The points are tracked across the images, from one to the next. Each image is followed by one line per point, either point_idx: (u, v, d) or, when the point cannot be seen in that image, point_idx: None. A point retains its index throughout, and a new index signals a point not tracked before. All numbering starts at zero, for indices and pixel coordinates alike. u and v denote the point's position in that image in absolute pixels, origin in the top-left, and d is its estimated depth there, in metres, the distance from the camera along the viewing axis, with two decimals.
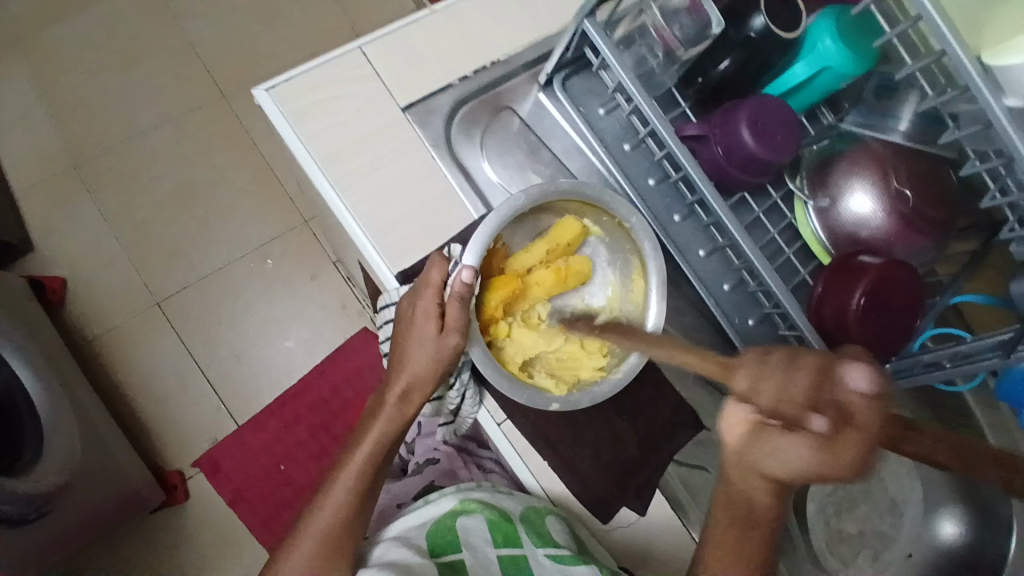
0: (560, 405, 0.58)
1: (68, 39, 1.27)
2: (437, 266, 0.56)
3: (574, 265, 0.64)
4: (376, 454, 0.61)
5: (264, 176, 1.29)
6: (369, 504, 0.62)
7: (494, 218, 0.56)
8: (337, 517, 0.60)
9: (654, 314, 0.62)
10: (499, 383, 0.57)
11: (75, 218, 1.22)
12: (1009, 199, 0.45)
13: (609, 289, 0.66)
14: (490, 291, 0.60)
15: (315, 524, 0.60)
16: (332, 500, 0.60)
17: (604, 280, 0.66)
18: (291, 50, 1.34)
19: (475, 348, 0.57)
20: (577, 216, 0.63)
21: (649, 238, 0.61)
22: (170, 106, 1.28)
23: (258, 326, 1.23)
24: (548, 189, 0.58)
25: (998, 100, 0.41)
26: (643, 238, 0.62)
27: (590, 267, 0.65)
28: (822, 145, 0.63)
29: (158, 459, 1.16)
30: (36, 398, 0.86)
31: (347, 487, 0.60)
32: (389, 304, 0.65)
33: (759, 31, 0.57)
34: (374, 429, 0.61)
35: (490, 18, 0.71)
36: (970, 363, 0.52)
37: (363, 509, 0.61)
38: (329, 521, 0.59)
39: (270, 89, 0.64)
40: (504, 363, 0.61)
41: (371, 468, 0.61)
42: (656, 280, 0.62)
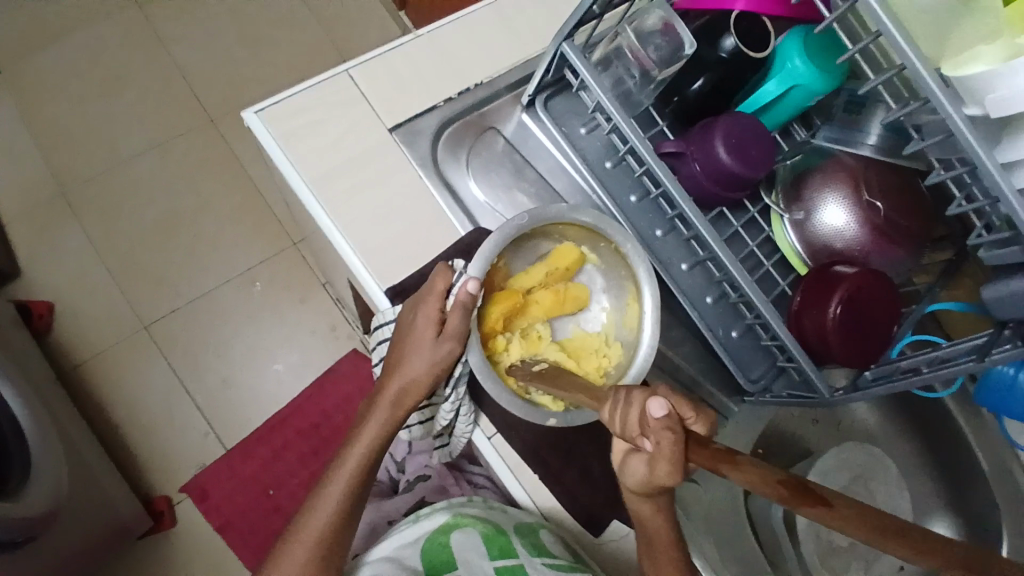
0: (557, 420, 0.58)
1: (58, 69, 1.30)
2: (442, 275, 0.57)
3: (572, 290, 0.64)
4: (360, 471, 0.61)
5: (253, 200, 1.31)
6: (355, 522, 0.61)
7: (494, 237, 0.58)
8: (322, 537, 0.58)
9: (648, 333, 0.61)
10: (497, 393, 0.57)
11: (62, 242, 1.23)
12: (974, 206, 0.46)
13: (605, 315, 0.66)
14: (491, 304, 0.60)
15: (298, 545, 0.58)
16: (319, 512, 0.59)
17: (599, 307, 0.66)
18: (279, 77, 1.38)
19: (474, 354, 0.57)
20: (575, 243, 0.65)
21: (643, 262, 0.62)
22: (158, 132, 1.31)
23: (247, 348, 1.23)
24: (547, 211, 0.60)
25: (958, 111, 0.42)
26: (636, 260, 0.62)
27: (588, 294, 0.65)
28: (795, 161, 0.65)
29: (146, 486, 1.15)
30: (24, 426, 0.86)
31: (335, 500, 0.60)
32: (384, 325, 0.65)
33: (730, 51, 0.59)
34: (361, 446, 0.61)
35: (472, 42, 0.73)
36: (948, 366, 0.52)
37: (348, 526, 0.60)
38: (312, 541, 0.58)
39: (259, 112, 0.65)
40: (503, 378, 0.60)
41: (359, 487, 0.61)
42: (650, 301, 0.61)
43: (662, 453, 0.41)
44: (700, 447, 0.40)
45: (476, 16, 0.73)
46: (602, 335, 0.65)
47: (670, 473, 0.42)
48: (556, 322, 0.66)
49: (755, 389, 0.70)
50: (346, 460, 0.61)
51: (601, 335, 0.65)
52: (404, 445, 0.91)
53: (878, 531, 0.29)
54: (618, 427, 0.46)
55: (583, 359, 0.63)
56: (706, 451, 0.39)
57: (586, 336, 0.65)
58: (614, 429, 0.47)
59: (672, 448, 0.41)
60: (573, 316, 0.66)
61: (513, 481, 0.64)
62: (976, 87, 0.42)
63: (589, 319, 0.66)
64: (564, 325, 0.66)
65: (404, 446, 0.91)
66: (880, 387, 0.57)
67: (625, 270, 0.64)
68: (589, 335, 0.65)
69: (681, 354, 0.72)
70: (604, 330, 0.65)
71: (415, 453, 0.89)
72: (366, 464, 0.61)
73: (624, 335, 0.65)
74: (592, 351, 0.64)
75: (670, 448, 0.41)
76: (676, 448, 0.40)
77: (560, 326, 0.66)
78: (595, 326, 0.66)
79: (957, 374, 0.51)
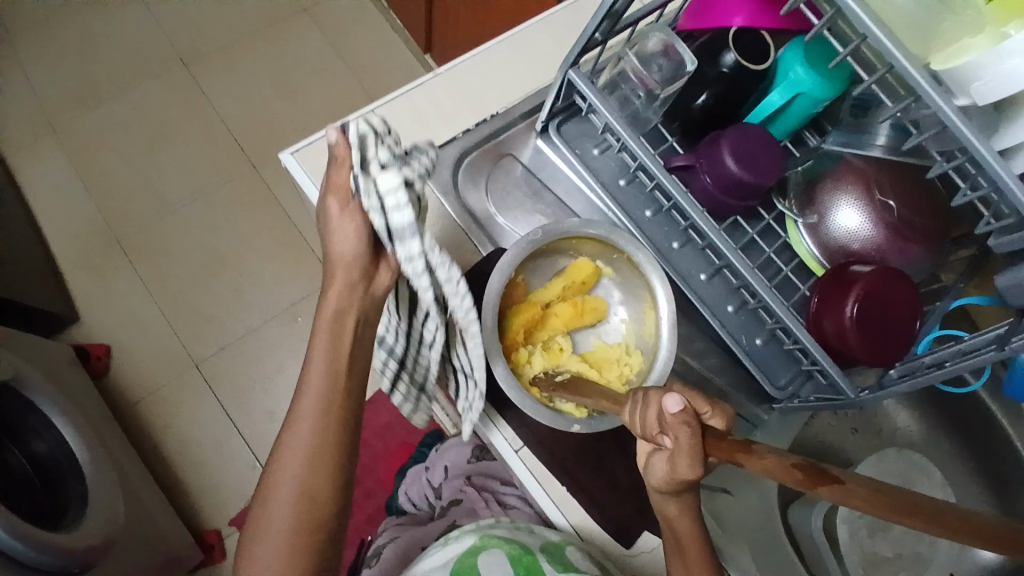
0: (580, 426, 0.60)
1: (118, 133, 1.45)
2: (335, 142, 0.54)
3: (590, 302, 0.66)
4: (323, 387, 0.55)
5: (292, 238, 1.40)
6: (336, 460, 0.55)
7: (511, 251, 0.61)
8: (304, 493, 0.53)
9: (666, 341, 0.63)
10: (521, 401, 0.59)
11: (117, 289, 1.33)
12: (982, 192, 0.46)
13: (624, 326, 0.68)
14: (510, 317, 0.63)
15: (275, 496, 0.53)
16: (296, 439, 0.54)
17: (618, 319, 0.68)
18: (312, 123, 1.49)
19: (497, 367, 0.60)
20: (591, 258, 0.67)
21: (656, 273, 0.63)
22: (204, 183, 1.42)
23: (289, 383, 1.30)
24: (557, 228, 0.63)
25: (947, 102, 0.44)
26: (650, 270, 0.64)
27: (607, 306, 0.67)
28: (806, 166, 0.67)
29: (196, 519, 1.20)
30: (81, 459, 0.93)
31: (308, 424, 0.54)
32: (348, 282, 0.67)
33: (731, 65, 0.61)
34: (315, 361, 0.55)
35: (487, 76, 0.77)
36: (971, 358, 0.51)
37: (332, 450, 0.55)
38: (294, 478, 0.53)
39: (294, 153, 0.71)
40: (527, 388, 0.63)
41: (329, 422, 0.55)
42: (666, 313, 0.63)
43: (682, 448, 0.42)
44: (718, 440, 0.41)
45: (490, 52, 0.78)
46: (622, 345, 0.67)
47: (691, 466, 0.43)
48: (577, 335, 0.68)
49: (782, 396, 0.69)
50: (304, 395, 0.55)
51: (621, 345, 0.67)
52: (441, 471, 0.93)
53: (893, 511, 0.29)
54: (639, 429, 0.48)
55: (605, 368, 0.65)
56: (723, 445, 0.40)
57: (607, 347, 0.67)
58: (636, 431, 0.48)
59: (690, 442, 0.42)
60: (594, 329, 0.68)
61: (544, 494, 0.65)
62: (964, 77, 0.45)
63: (610, 331, 0.68)
64: (585, 337, 0.68)
65: (442, 472, 0.93)
66: (905, 384, 0.56)
67: (641, 283, 0.66)
68: (609, 346, 0.67)
69: (707, 365, 0.72)
70: (624, 340, 0.67)
71: (451, 477, 0.91)
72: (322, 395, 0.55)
73: (645, 343, 0.66)
74: (613, 360, 0.66)
75: (688, 443, 0.42)
76: (693, 442, 0.42)
77: (581, 339, 0.68)
78: (616, 337, 0.68)
79: (983, 364, 0.51)
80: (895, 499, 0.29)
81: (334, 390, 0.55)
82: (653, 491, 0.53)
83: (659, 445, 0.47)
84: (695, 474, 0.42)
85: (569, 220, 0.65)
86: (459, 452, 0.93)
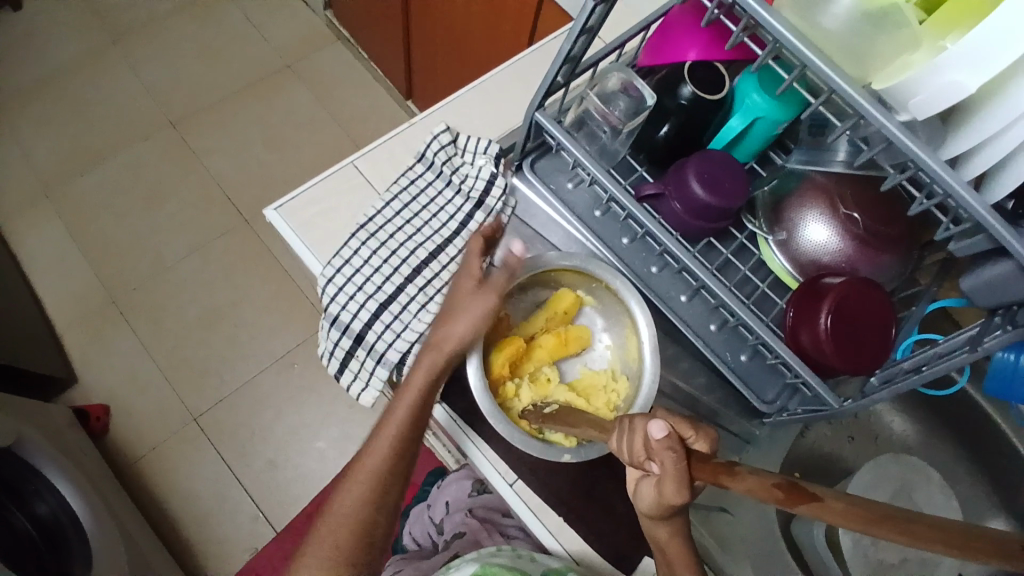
0: (572, 456, 0.61)
1: (111, 194, 1.48)
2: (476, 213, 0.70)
3: (574, 332, 0.68)
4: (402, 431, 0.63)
5: (287, 288, 1.42)
6: (394, 493, 0.63)
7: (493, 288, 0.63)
8: (360, 517, 0.61)
9: (650, 365, 0.65)
10: (511, 434, 0.60)
11: (114, 348, 1.34)
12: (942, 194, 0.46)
13: (609, 352, 0.69)
14: (495, 351, 0.64)
15: (345, 508, 0.61)
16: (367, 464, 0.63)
17: (603, 346, 0.70)
18: (301, 175, 1.53)
19: (485, 402, 0.61)
20: (572, 287, 0.69)
21: (635, 298, 0.65)
22: (197, 238, 1.45)
23: (290, 431, 1.31)
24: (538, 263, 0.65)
25: (888, 117, 0.46)
26: (629, 296, 0.66)
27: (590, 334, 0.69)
28: (772, 185, 0.69)
29: (201, 574, 1.19)
30: (84, 521, 0.93)
31: (383, 454, 0.63)
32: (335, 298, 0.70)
33: (688, 98, 0.64)
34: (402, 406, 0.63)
35: (461, 119, 0.80)
36: (947, 360, 0.52)
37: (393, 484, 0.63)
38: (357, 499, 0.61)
39: (278, 208, 0.73)
40: (516, 421, 0.64)
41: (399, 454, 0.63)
42: (647, 336, 0.65)
43: (670, 472, 0.43)
44: (702, 462, 0.42)
45: (461, 100, 0.81)
46: (608, 371, 0.68)
47: (679, 491, 0.44)
48: (564, 364, 0.70)
49: (771, 410, 0.70)
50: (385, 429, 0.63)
51: (607, 371, 0.68)
52: (442, 505, 0.93)
53: (869, 522, 0.29)
54: (626, 455, 0.48)
55: (593, 396, 0.67)
56: (708, 467, 0.41)
57: (594, 374, 0.68)
58: (624, 458, 0.49)
59: (676, 466, 0.43)
60: (579, 357, 0.70)
61: (540, 525, 0.66)
62: (903, 92, 0.47)
63: (595, 358, 0.69)
64: (570, 366, 0.69)
65: (442, 507, 0.93)
66: (887, 391, 0.58)
67: (621, 310, 0.68)
68: (595, 373, 0.68)
69: (694, 385, 0.73)
70: (610, 367, 0.69)
71: (452, 512, 0.91)
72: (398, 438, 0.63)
73: (630, 368, 0.68)
74: (600, 387, 0.67)
75: (673, 465, 0.43)
76: (678, 465, 0.43)
77: (568, 368, 0.69)
78: (602, 363, 0.69)
79: (961, 365, 0.52)
80: (870, 511, 0.29)
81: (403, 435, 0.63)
82: (643, 516, 0.54)
83: (647, 471, 0.48)
84: (683, 498, 0.44)
85: (546, 253, 0.67)
86: (460, 486, 0.94)
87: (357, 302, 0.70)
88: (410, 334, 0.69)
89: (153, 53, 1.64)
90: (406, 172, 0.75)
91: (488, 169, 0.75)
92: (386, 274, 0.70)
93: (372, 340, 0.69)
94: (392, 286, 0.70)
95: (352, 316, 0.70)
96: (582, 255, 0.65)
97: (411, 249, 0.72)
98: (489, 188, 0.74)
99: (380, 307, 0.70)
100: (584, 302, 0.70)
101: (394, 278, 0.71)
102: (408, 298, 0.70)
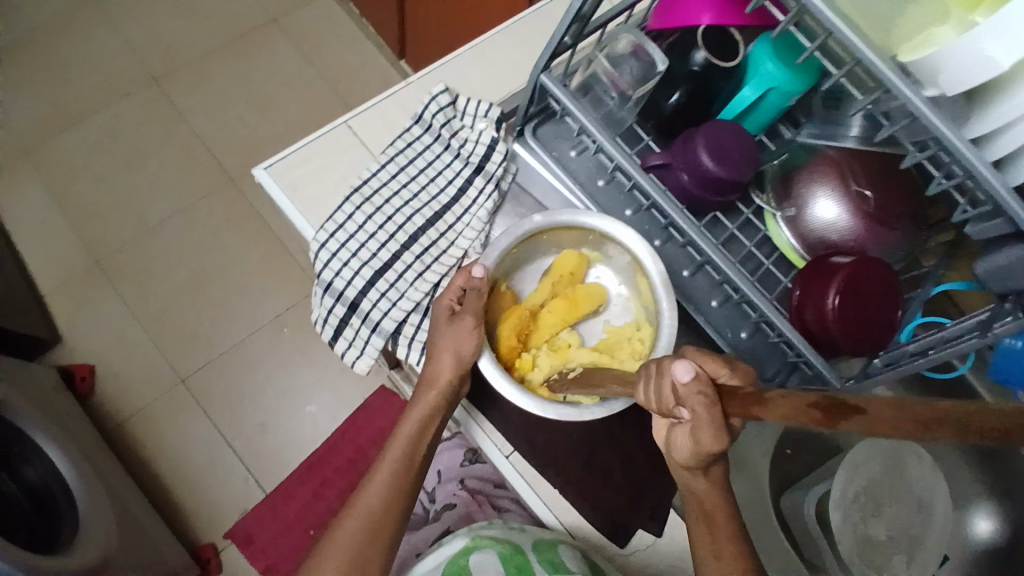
0: (591, 413, 0.56)
1: (94, 153, 1.43)
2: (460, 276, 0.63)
3: (584, 291, 0.66)
4: (406, 455, 0.63)
5: (276, 251, 1.39)
6: (396, 513, 0.62)
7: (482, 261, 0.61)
8: (362, 543, 0.59)
9: (666, 310, 0.61)
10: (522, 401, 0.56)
11: (100, 310, 1.32)
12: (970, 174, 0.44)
13: (630, 304, 0.68)
14: (501, 324, 0.64)
15: (345, 530, 0.60)
16: (371, 490, 0.62)
17: (621, 297, 0.68)
18: (289, 134, 1.48)
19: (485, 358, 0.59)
20: (574, 248, 0.68)
21: (638, 243, 0.62)
22: (183, 199, 1.41)
23: (280, 395, 1.30)
24: (525, 226, 0.63)
25: (915, 91, 0.43)
26: (628, 240, 0.63)
27: (604, 291, 0.67)
28: (782, 160, 0.68)
29: (192, 535, 1.20)
30: (73, 487, 0.92)
31: (385, 482, 0.62)
32: (328, 265, 0.68)
33: (701, 64, 0.62)
34: (408, 427, 0.64)
35: (460, 80, 0.76)
36: (955, 345, 0.52)
37: (396, 506, 0.62)
38: (359, 521, 0.60)
39: (268, 168, 0.70)
40: (535, 391, 0.63)
41: (402, 480, 0.62)
42: (660, 281, 0.62)
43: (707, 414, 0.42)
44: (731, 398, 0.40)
45: (461, 59, 0.77)
46: (632, 323, 0.67)
47: (715, 435, 0.43)
48: (586, 329, 0.69)
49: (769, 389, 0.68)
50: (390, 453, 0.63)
51: (631, 324, 0.67)
52: (433, 475, 0.92)
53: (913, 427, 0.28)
54: (654, 405, 0.46)
55: (617, 350, 0.66)
56: (737, 401, 0.39)
57: (618, 330, 0.67)
58: (652, 407, 0.47)
59: (708, 410, 0.41)
60: (600, 316, 0.69)
61: (536, 497, 0.66)
62: (933, 68, 0.44)
63: (616, 314, 0.68)
64: (592, 327, 0.69)
65: (433, 476, 0.92)
66: (894, 374, 0.58)
67: (626, 259, 0.66)
68: (620, 328, 0.67)
69: None
70: (634, 319, 0.67)
71: (444, 481, 0.91)
72: (413, 438, 0.64)
73: (650, 312, 0.66)
74: (625, 339, 0.66)
75: (705, 411, 0.41)
76: (711, 410, 0.41)
77: (590, 332, 0.68)
78: (624, 318, 0.68)
79: (967, 351, 0.52)
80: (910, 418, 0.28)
81: (411, 454, 0.64)
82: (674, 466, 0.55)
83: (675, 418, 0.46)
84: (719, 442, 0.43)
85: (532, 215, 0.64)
86: (451, 455, 0.94)
87: (350, 269, 0.68)
88: (406, 304, 0.67)
89: (135, 6, 1.56)
90: (403, 134, 0.72)
91: (488, 134, 0.72)
92: (381, 241, 0.68)
93: (367, 309, 0.67)
94: (388, 253, 0.68)
95: (346, 283, 0.68)
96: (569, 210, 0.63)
97: (407, 216, 0.69)
98: (489, 153, 0.71)
99: (376, 275, 0.68)
100: (590, 260, 0.68)
101: (389, 246, 0.68)
102: (404, 266, 0.68)
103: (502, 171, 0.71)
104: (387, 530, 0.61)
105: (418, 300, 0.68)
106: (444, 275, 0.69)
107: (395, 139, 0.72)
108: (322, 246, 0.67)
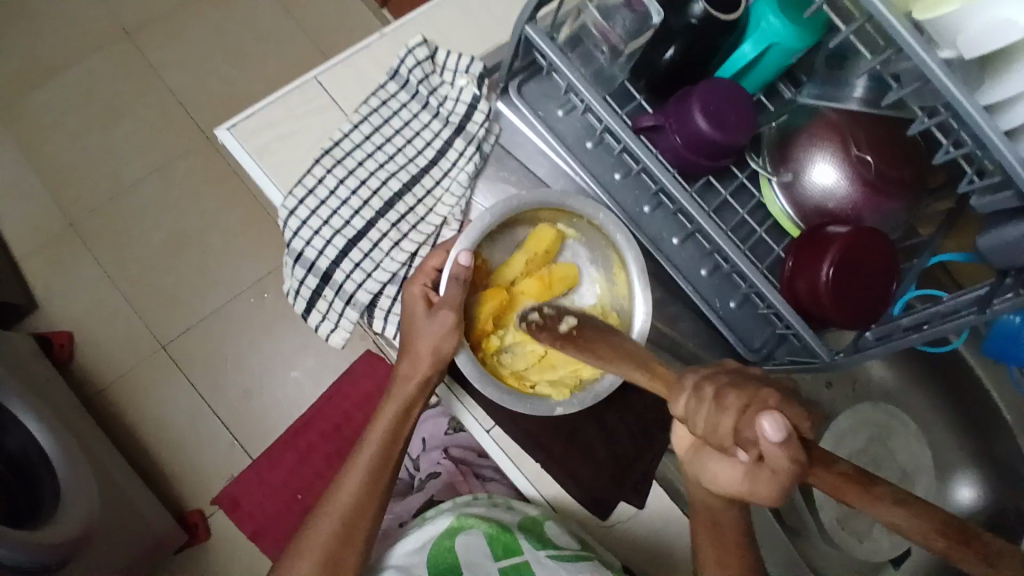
0: (564, 409, 0.60)
1: (61, 109, 1.36)
2: (437, 256, 0.63)
3: (557, 272, 0.64)
4: (384, 450, 0.63)
5: (255, 212, 1.35)
6: (374, 505, 0.62)
7: (462, 242, 0.59)
8: (337, 535, 0.60)
9: (641, 300, 0.63)
10: (500, 396, 0.59)
11: (74, 273, 1.28)
12: (983, 148, 0.41)
13: (597, 287, 0.67)
14: (481, 303, 0.62)
15: (323, 522, 0.61)
16: (348, 482, 0.62)
17: (590, 278, 0.67)
18: (266, 89, 1.41)
19: (463, 354, 0.59)
20: (550, 223, 0.65)
21: (620, 229, 0.63)
22: (157, 157, 1.35)
23: (264, 360, 1.28)
24: (513, 203, 0.61)
25: (930, 54, 0.40)
26: (615, 230, 0.63)
27: (576, 271, 0.66)
28: (781, 121, 0.64)
29: (178, 501, 1.20)
30: (52, 455, 0.91)
31: (360, 475, 0.62)
32: (300, 233, 0.64)
33: (700, 16, 0.56)
34: (386, 421, 0.64)
35: (439, 30, 0.71)
36: (949, 321, 0.50)
37: (372, 499, 0.62)
38: (337, 513, 0.61)
39: (232, 128, 0.65)
40: (501, 376, 0.63)
41: (379, 473, 0.63)
42: (635, 268, 0.63)
43: (776, 466, 0.36)
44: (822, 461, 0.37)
45: (440, 8, 0.72)
46: (597, 308, 0.66)
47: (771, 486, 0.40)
48: (551, 305, 0.67)
49: (758, 358, 0.67)
50: (366, 444, 0.64)
51: (598, 307, 0.66)
52: (417, 443, 0.94)
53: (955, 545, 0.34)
54: (703, 435, 0.39)
55: None
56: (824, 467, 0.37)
57: (584, 312, 0.66)
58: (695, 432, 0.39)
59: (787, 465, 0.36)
60: (566, 296, 0.67)
61: (518, 472, 0.65)
62: (951, 27, 0.41)
63: (583, 295, 0.67)
64: None
65: (418, 444, 0.93)
66: (883, 348, 0.55)
67: (606, 241, 0.65)
68: (585, 310, 0.66)
69: (680, 330, 0.70)
70: (599, 302, 0.66)
71: (429, 449, 0.91)
72: (389, 436, 0.64)
73: (620, 305, 0.65)
74: None
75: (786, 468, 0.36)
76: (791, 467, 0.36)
77: None
78: (591, 299, 0.66)
79: (963, 328, 0.49)
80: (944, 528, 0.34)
81: (391, 447, 0.64)
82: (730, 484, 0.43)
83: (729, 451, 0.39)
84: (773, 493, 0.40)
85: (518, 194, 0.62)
86: (436, 424, 0.94)
87: (322, 238, 0.64)
88: (382, 274, 0.65)
89: None
90: (378, 91, 0.68)
91: (469, 91, 0.67)
92: (355, 208, 0.65)
93: (341, 279, 0.65)
94: (362, 221, 0.65)
95: (318, 253, 0.64)
96: (561, 193, 0.62)
97: (382, 179, 0.66)
98: (470, 112, 0.67)
99: (349, 244, 0.65)
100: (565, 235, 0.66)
101: (363, 213, 0.65)
102: (379, 235, 0.65)
103: (484, 133, 0.67)
104: (363, 520, 0.62)
105: (395, 270, 0.65)
106: (423, 243, 0.66)
107: (369, 97, 0.68)
108: (293, 214, 0.64)
